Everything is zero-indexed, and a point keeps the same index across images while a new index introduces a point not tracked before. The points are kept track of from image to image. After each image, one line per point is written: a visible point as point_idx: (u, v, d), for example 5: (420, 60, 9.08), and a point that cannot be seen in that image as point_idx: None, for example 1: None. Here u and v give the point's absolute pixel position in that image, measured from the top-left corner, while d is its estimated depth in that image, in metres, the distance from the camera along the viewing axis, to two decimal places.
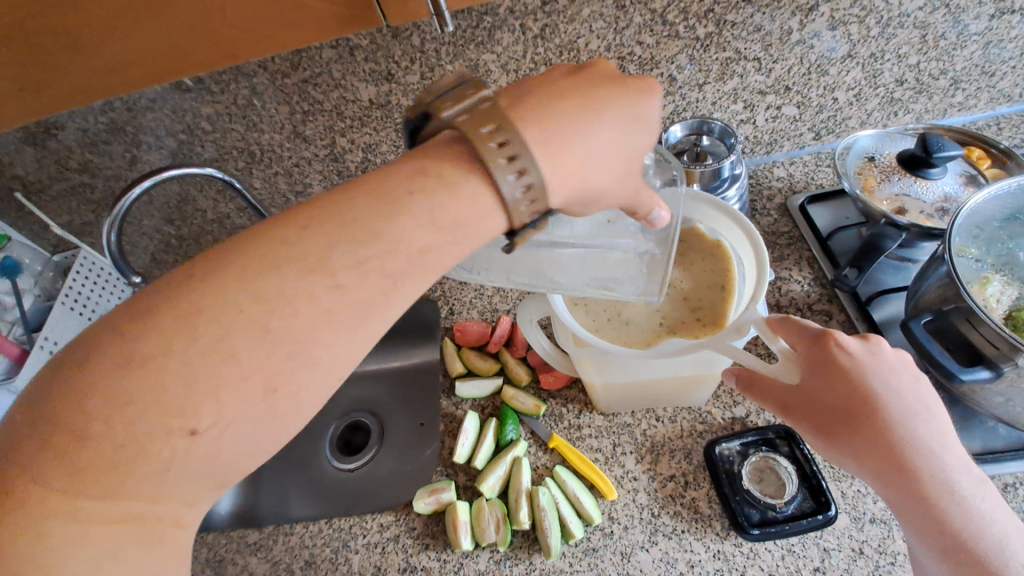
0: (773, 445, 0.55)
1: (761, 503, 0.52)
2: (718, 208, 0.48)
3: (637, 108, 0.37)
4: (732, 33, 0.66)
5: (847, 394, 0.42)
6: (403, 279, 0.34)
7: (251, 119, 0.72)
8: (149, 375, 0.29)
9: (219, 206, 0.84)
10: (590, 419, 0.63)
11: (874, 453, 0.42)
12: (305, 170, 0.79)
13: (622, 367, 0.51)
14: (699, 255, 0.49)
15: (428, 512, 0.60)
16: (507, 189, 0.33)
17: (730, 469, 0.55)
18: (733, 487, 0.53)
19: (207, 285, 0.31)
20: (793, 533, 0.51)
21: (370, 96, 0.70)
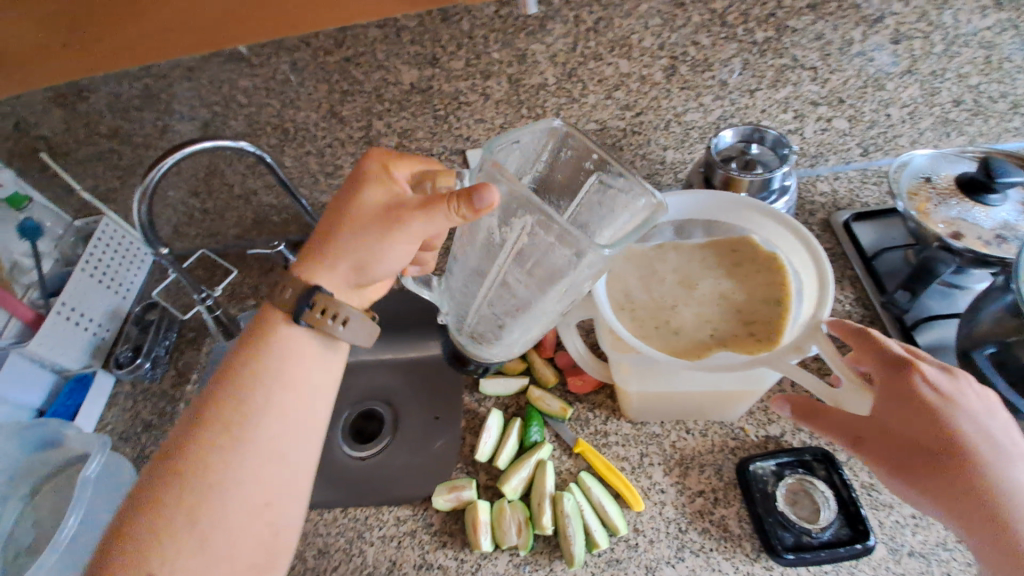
0: (809, 468, 0.54)
1: (795, 527, 0.50)
2: (778, 220, 0.46)
3: (359, 201, 0.45)
4: (791, 40, 0.64)
5: (923, 423, 0.43)
6: (251, 401, 0.45)
7: (289, 96, 0.70)
8: (109, 558, 0.39)
9: (247, 182, 0.83)
10: (617, 427, 0.62)
11: (946, 483, 0.42)
12: (337, 151, 0.77)
13: (661, 377, 0.49)
14: (754, 268, 0.47)
15: (446, 510, 0.59)
16: (342, 335, 0.47)
17: (763, 489, 0.53)
18: (767, 508, 0.52)
19: (137, 487, 0.43)
20: (827, 560, 0.49)
21: (412, 80, 0.68)
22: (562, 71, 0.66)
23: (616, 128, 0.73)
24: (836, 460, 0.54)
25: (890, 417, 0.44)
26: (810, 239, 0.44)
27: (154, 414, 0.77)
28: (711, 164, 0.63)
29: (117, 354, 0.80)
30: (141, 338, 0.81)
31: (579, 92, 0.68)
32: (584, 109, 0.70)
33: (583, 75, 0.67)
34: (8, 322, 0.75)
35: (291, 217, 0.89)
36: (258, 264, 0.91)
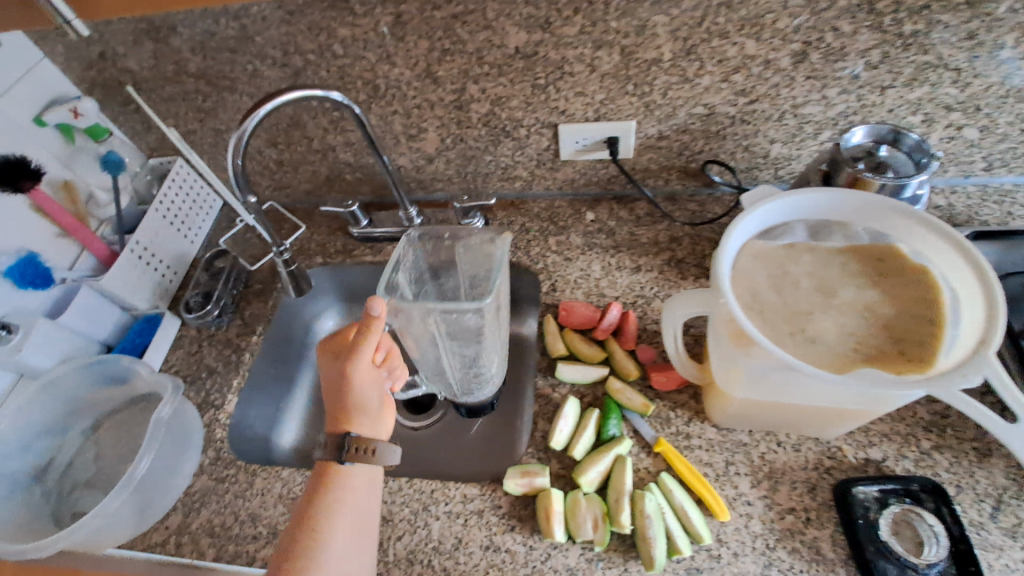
0: (917, 499, 0.51)
1: (900, 559, 0.48)
2: (935, 230, 0.42)
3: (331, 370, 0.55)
4: (940, 36, 0.58)
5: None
6: (332, 513, 0.50)
7: (386, 50, 0.67)
8: None
9: (327, 136, 0.81)
10: (701, 430, 0.59)
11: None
12: (424, 113, 0.74)
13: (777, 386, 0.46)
14: (895, 279, 0.44)
15: (517, 494, 0.58)
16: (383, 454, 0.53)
17: (866, 515, 0.50)
18: (869, 534, 0.49)
19: None
20: None
21: (518, 44, 0.64)
22: (681, 47, 0.62)
23: (725, 114, 0.69)
24: (947, 495, 0.51)
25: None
26: (969, 252, 0.41)
27: (219, 361, 0.76)
28: (838, 160, 0.59)
29: (187, 298, 0.80)
30: (212, 285, 0.81)
31: (694, 72, 0.64)
32: (695, 90, 0.66)
33: (703, 54, 0.62)
34: (78, 256, 0.77)
35: (365, 177, 0.87)
36: (327, 222, 0.90)
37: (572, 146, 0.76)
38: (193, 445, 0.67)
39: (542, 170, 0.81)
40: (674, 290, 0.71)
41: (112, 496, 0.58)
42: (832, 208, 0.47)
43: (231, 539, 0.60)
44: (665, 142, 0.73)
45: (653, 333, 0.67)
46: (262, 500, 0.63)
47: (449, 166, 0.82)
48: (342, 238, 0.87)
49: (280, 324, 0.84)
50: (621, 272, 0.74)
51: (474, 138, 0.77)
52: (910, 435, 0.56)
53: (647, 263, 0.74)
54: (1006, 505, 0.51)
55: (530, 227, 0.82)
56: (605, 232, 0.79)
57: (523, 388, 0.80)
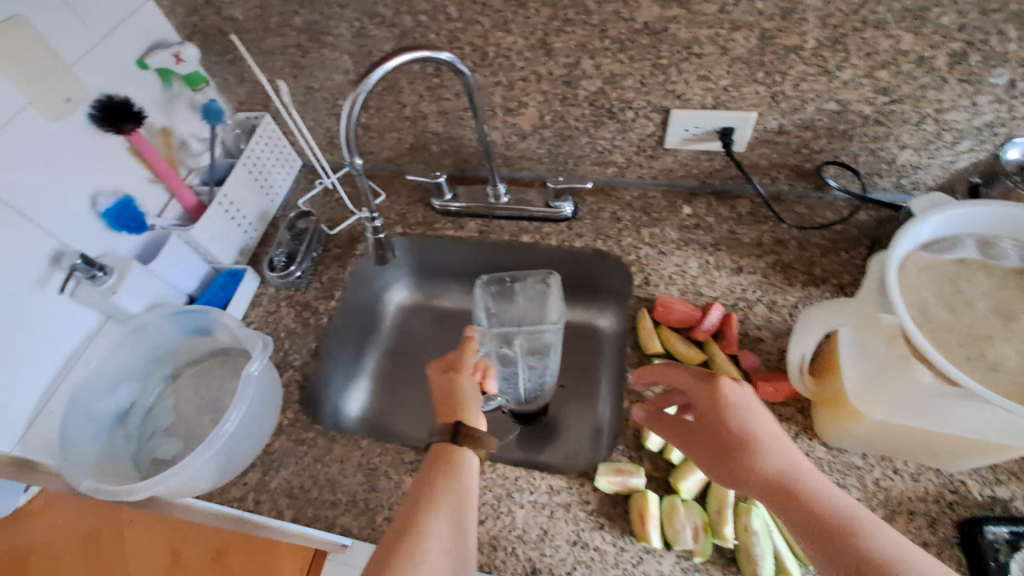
0: None
1: None
2: None
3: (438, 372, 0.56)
4: None
5: (777, 467, 0.44)
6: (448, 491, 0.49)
7: (504, 16, 0.64)
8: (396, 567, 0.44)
9: (421, 104, 0.78)
10: (808, 448, 0.56)
11: (849, 555, 0.39)
12: (529, 86, 0.71)
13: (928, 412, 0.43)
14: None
15: (608, 492, 0.55)
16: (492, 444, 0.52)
17: (996, 557, 0.48)
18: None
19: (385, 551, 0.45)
20: None
21: (648, 19, 0.60)
22: (828, 35, 0.57)
23: (859, 113, 0.64)
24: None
25: (691, 448, 0.49)
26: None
27: (297, 323, 0.75)
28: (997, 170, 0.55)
29: (271, 256, 0.79)
30: (295, 246, 0.80)
31: (836, 63, 0.59)
32: (832, 84, 0.61)
33: (851, 45, 0.57)
34: (166, 203, 0.77)
35: (451, 149, 0.85)
36: (407, 192, 0.88)
37: (680, 135, 0.72)
38: (275, 404, 0.66)
39: (640, 157, 0.77)
40: (778, 296, 0.67)
41: (204, 449, 0.57)
42: (1012, 227, 0.43)
43: (310, 503, 0.60)
44: (783, 138, 0.69)
45: (756, 339, 0.63)
46: (340, 467, 0.62)
47: (542, 145, 0.79)
48: (422, 209, 0.85)
49: (355, 291, 0.82)
50: (720, 272, 0.70)
51: (575, 116, 0.73)
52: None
53: (749, 265, 0.70)
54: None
55: (621, 215, 0.78)
56: (702, 228, 0.75)
57: (598, 381, 0.78)
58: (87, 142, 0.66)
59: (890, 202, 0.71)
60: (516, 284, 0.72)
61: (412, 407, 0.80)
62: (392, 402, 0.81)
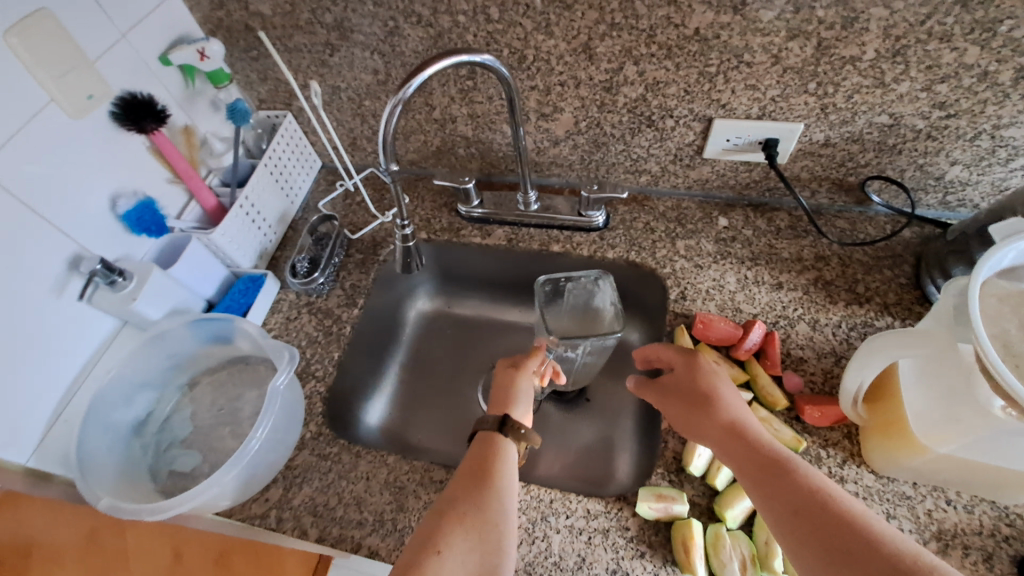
0: None
1: None
2: None
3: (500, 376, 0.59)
4: None
5: (731, 416, 0.50)
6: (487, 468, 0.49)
7: (546, 19, 0.61)
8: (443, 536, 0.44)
9: (451, 107, 0.76)
10: (857, 475, 0.53)
11: (791, 484, 0.43)
12: (567, 92, 0.68)
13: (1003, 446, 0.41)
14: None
15: (649, 518, 0.53)
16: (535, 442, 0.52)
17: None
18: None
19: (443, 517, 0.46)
20: None
21: (699, 26, 0.58)
22: (889, 47, 0.55)
23: (911, 128, 0.62)
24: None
25: (668, 408, 0.56)
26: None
27: (319, 331, 0.73)
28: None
29: (293, 262, 0.76)
30: (318, 251, 0.78)
31: (893, 75, 0.57)
32: (887, 97, 0.59)
33: (911, 58, 0.55)
34: (185, 205, 0.74)
35: (479, 153, 0.82)
36: (431, 196, 0.86)
37: (721, 145, 0.69)
38: (297, 416, 0.63)
39: (676, 166, 0.75)
40: (821, 314, 0.64)
41: (229, 466, 0.55)
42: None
43: (335, 522, 0.57)
44: (828, 150, 0.67)
45: (799, 359, 0.61)
46: (366, 485, 0.60)
47: (575, 151, 0.76)
48: (447, 214, 0.83)
49: (377, 297, 0.80)
50: (759, 287, 0.68)
51: (612, 123, 0.71)
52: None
53: (789, 281, 0.68)
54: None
55: (655, 226, 0.76)
56: (740, 241, 0.72)
57: (627, 397, 0.75)
58: (110, 141, 0.64)
59: (936, 219, 0.69)
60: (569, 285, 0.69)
61: (433, 419, 0.78)
62: (413, 413, 0.79)
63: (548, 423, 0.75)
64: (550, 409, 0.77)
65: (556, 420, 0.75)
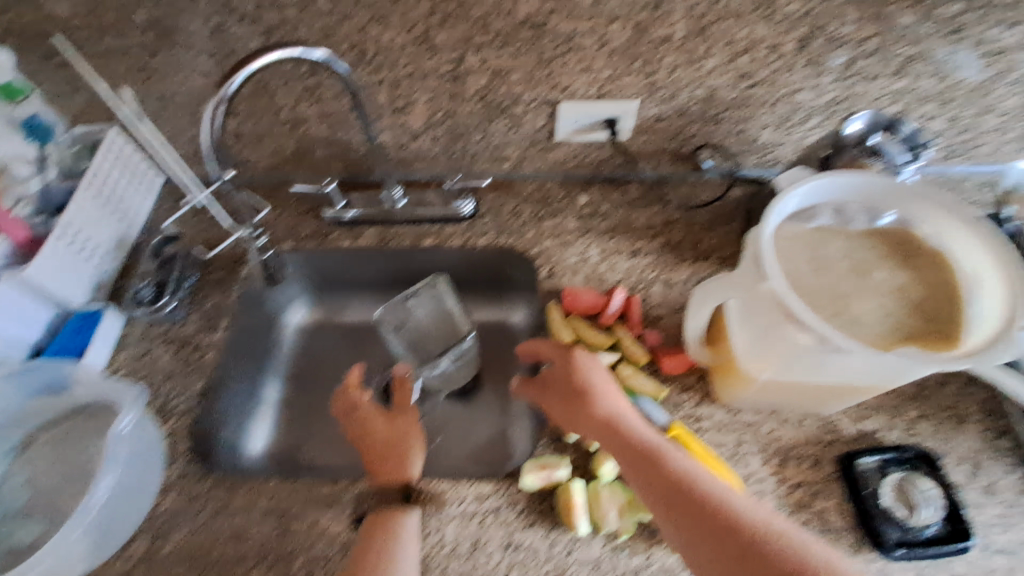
0: (911, 466, 0.54)
1: (903, 523, 0.51)
2: (956, 216, 0.45)
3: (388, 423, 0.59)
4: (928, 30, 0.62)
5: (607, 409, 0.54)
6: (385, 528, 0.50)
7: (379, 12, 0.60)
8: None
9: (299, 107, 0.72)
10: (710, 412, 0.59)
11: (662, 476, 0.48)
12: (415, 85, 0.68)
13: (808, 367, 0.47)
14: (927, 263, 0.45)
15: (533, 489, 0.55)
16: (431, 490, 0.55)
17: (870, 484, 0.53)
18: (874, 504, 0.52)
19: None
20: (930, 555, 0.50)
21: (528, 14, 0.60)
22: (694, 25, 0.61)
23: (725, 98, 0.69)
24: (935, 460, 0.55)
25: (550, 405, 0.58)
26: (1000, 244, 0.43)
27: (177, 362, 0.67)
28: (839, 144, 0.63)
29: (136, 290, 0.69)
30: (165, 275, 0.71)
31: (701, 52, 0.64)
32: (700, 72, 0.66)
33: (714, 35, 0.62)
34: None
35: (338, 154, 0.79)
36: (293, 203, 0.81)
37: (570, 126, 0.73)
38: (155, 459, 0.58)
39: (533, 150, 0.78)
40: (672, 274, 0.71)
41: (71, 528, 0.50)
42: (870, 194, 0.48)
43: (212, 565, 0.53)
44: (662, 124, 0.73)
45: (657, 317, 0.66)
46: (247, 514, 0.56)
47: (435, 144, 0.76)
48: (310, 220, 0.79)
49: (245, 317, 0.75)
50: (619, 256, 0.73)
51: (466, 114, 0.72)
52: (901, 405, 0.59)
53: (645, 248, 0.73)
54: (987, 467, 0.56)
55: (521, 209, 0.78)
56: (599, 216, 0.77)
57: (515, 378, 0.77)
58: None
59: (757, 178, 0.78)
60: (412, 300, 0.72)
61: (322, 434, 0.75)
62: (300, 433, 0.75)
63: (441, 418, 0.75)
64: (442, 404, 0.77)
65: (449, 413, 0.76)
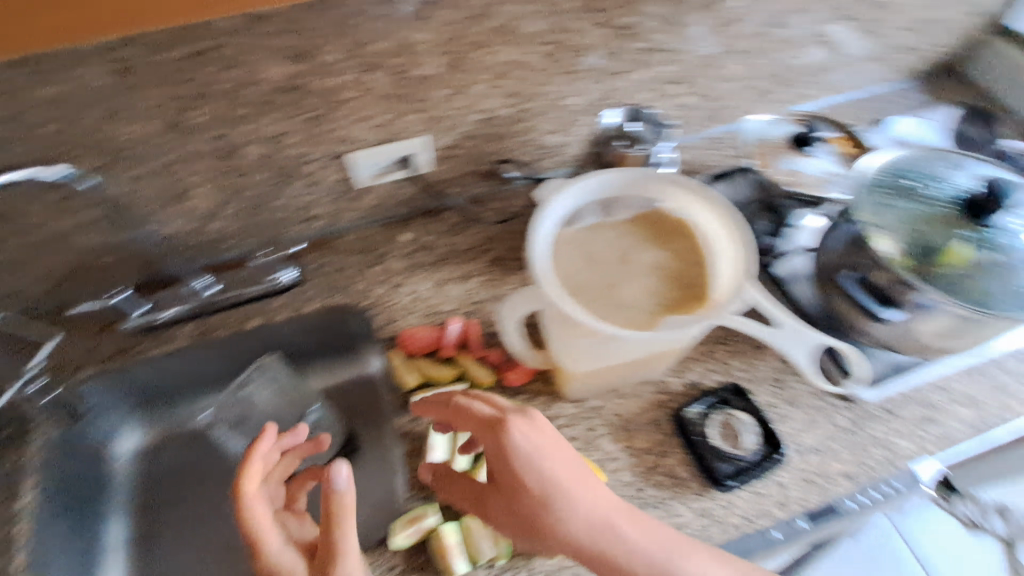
0: (728, 403, 0.62)
1: (730, 457, 0.58)
2: (688, 189, 0.51)
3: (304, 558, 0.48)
4: (649, 26, 0.70)
5: (562, 512, 0.47)
6: None
7: (111, 108, 0.56)
8: None
9: (57, 221, 0.64)
10: (560, 410, 0.63)
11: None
12: (186, 170, 0.64)
13: (612, 348, 0.52)
14: (682, 238, 0.52)
15: (408, 545, 0.54)
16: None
17: (699, 431, 0.60)
18: (706, 446, 0.59)
19: None
20: (757, 476, 0.58)
21: (279, 80, 0.59)
22: (448, 60, 0.64)
23: (504, 116, 0.74)
24: (747, 391, 0.63)
25: (485, 493, 0.51)
26: (726, 211, 0.50)
27: None
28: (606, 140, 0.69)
29: None
30: None
31: (464, 81, 0.67)
32: (470, 99, 0.70)
33: (470, 64, 0.66)
34: None
35: (126, 258, 0.72)
36: (89, 321, 0.73)
37: (368, 173, 0.74)
38: None
39: (342, 203, 0.77)
40: (502, 288, 0.74)
41: None
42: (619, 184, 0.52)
43: None
44: (456, 151, 0.76)
45: (495, 334, 0.69)
46: None
47: (234, 221, 0.73)
48: (110, 337, 0.72)
49: (55, 468, 0.65)
50: (451, 284, 0.75)
51: (255, 185, 0.69)
52: (715, 349, 0.67)
53: (474, 269, 0.76)
54: (787, 381, 0.65)
55: (346, 263, 0.77)
56: (424, 250, 0.79)
57: (386, 429, 0.76)
58: None
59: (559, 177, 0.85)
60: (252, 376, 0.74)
61: (189, 560, 0.68)
62: (163, 568, 0.68)
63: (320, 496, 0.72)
64: None
65: None
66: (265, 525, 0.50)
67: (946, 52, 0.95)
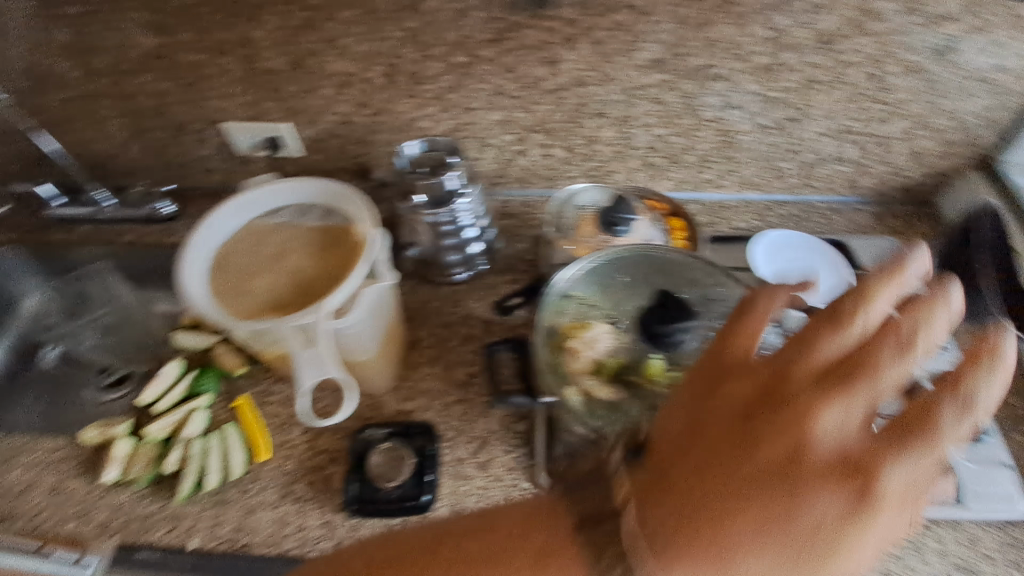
0: (411, 437, 0.62)
1: (369, 484, 0.58)
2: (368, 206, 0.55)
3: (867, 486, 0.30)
4: (487, 68, 0.71)
5: None
6: None
7: (37, 43, 0.75)
8: None
9: (15, 119, 0.85)
10: (281, 388, 0.67)
11: None
12: (97, 104, 0.82)
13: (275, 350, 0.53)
14: (339, 251, 0.55)
15: (94, 445, 0.64)
16: None
17: (364, 449, 0.60)
18: (361, 464, 0.59)
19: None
20: (389, 512, 0.57)
21: (150, 47, 0.73)
22: (288, 61, 0.73)
23: (359, 122, 0.80)
24: (435, 433, 0.62)
25: None
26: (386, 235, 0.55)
27: None
28: (415, 164, 0.70)
29: None
30: None
31: (312, 83, 0.75)
32: (323, 100, 0.77)
33: (311, 67, 0.73)
34: None
35: (70, 165, 0.92)
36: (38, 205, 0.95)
37: (246, 143, 0.85)
38: None
39: (232, 164, 0.89)
40: None
41: None
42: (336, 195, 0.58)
43: None
44: (323, 145, 0.84)
45: None
46: None
47: (145, 156, 0.89)
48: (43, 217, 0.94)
49: None
50: None
51: (156, 129, 0.85)
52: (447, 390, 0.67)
53: None
54: (490, 444, 0.61)
55: None
56: None
57: None
58: None
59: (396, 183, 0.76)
60: None
61: None
62: None
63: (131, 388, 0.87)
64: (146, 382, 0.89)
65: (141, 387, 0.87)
66: (1001, 376, 0.31)
67: (906, 174, 0.79)
